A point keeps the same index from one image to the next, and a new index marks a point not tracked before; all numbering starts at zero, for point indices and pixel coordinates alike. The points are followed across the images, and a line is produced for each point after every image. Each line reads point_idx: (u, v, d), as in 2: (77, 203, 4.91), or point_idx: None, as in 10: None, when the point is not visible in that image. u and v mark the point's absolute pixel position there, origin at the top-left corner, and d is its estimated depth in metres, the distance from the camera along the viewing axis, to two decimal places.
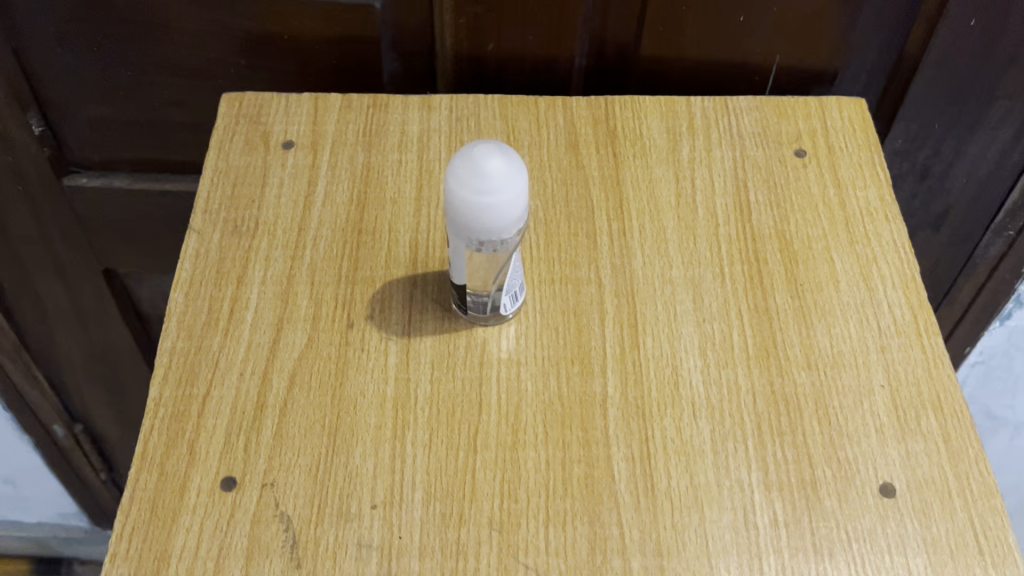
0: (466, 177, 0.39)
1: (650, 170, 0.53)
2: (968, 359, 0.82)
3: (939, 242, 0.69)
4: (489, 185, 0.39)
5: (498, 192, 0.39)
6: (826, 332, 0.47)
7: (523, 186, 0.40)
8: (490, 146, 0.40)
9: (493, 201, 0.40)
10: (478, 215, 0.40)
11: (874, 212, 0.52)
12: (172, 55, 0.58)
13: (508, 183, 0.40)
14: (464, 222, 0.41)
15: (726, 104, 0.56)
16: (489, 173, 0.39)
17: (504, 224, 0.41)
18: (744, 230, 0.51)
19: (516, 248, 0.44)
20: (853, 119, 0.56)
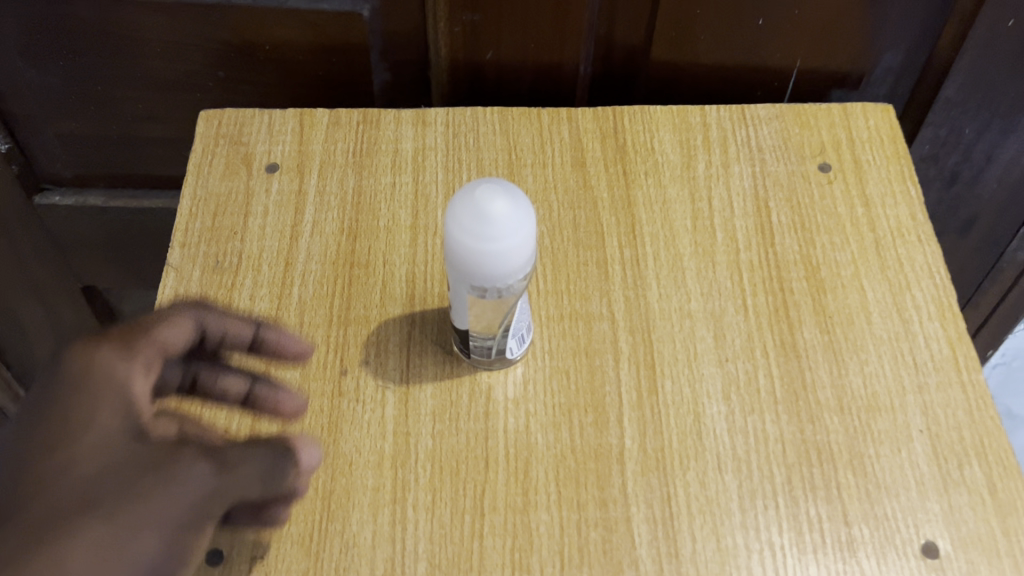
0: (465, 221, 0.35)
1: (663, 190, 0.49)
2: (990, 361, 0.79)
3: (965, 248, 0.65)
4: (491, 232, 0.35)
5: (503, 240, 0.35)
6: (859, 371, 0.44)
7: (531, 230, 0.36)
8: (494, 186, 0.36)
9: (497, 249, 0.35)
10: (479, 262, 0.36)
11: (906, 232, 0.48)
12: (145, 68, 0.55)
13: (514, 229, 0.35)
14: (463, 264, 0.37)
15: (744, 114, 0.52)
16: (493, 219, 0.35)
17: (507, 272, 0.37)
18: (767, 256, 0.47)
19: (523, 292, 0.40)
20: (880, 128, 0.52)
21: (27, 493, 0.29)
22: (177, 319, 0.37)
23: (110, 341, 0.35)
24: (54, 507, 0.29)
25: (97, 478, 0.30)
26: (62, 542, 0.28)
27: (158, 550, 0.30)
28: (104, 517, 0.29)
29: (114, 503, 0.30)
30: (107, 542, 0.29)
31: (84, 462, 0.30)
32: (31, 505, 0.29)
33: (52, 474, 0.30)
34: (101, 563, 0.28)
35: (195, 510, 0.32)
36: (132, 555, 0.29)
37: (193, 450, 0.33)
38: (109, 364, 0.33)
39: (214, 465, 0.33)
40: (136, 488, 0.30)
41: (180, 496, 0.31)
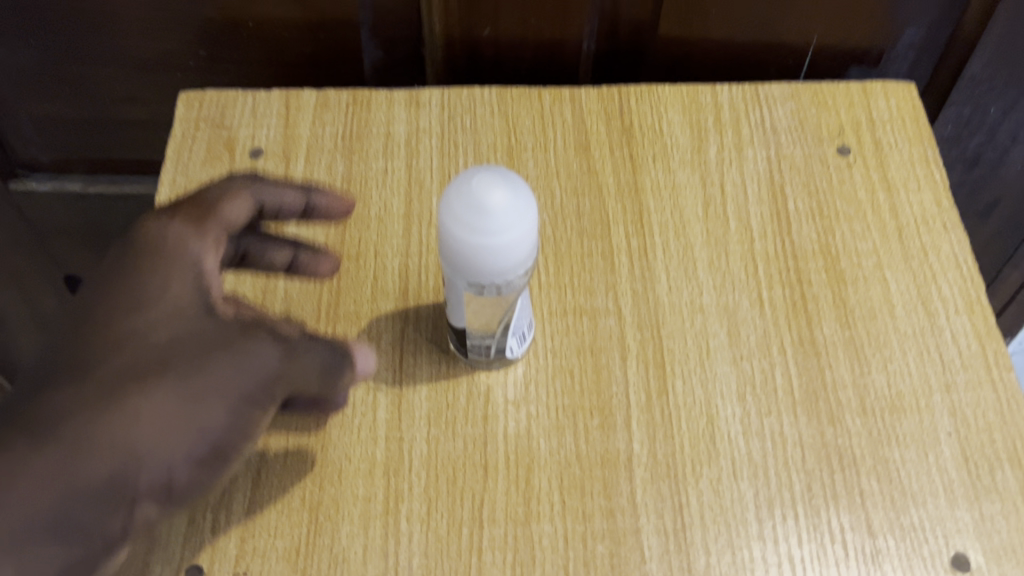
0: (461, 214, 0.32)
1: (672, 175, 0.46)
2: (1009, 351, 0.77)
3: (987, 234, 0.63)
4: (489, 225, 0.32)
5: (503, 234, 0.32)
6: (883, 369, 0.41)
7: (533, 221, 0.34)
8: (493, 174, 0.33)
9: (497, 243, 0.33)
10: (476, 258, 0.33)
11: (931, 220, 0.45)
12: (122, 47, 0.52)
13: (514, 222, 0.32)
14: (459, 259, 0.34)
15: (757, 93, 0.49)
16: (492, 212, 0.32)
17: (507, 267, 0.34)
18: (784, 246, 0.44)
19: (524, 288, 0.37)
20: (902, 108, 0.49)
21: (104, 350, 0.30)
22: (237, 193, 0.37)
23: (184, 214, 0.35)
24: (129, 367, 0.30)
25: (170, 346, 0.31)
26: (135, 398, 0.30)
27: (225, 422, 0.31)
28: (173, 385, 0.30)
29: (184, 373, 0.30)
30: (176, 407, 0.30)
31: (159, 329, 0.31)
32: (108, 363, 0.30)
33: (128, 337, 0.31)
34: (168, 425, 0.30)
35: (262, 391, 0.32)
36: (198, 422, 0.30)
37: (266, 332, 0.33)
38: (178, 237, 0.34)
39: (285, 350, 0.33)
40: (205, 360, 0.31)
41: (248, 375, 0.31)
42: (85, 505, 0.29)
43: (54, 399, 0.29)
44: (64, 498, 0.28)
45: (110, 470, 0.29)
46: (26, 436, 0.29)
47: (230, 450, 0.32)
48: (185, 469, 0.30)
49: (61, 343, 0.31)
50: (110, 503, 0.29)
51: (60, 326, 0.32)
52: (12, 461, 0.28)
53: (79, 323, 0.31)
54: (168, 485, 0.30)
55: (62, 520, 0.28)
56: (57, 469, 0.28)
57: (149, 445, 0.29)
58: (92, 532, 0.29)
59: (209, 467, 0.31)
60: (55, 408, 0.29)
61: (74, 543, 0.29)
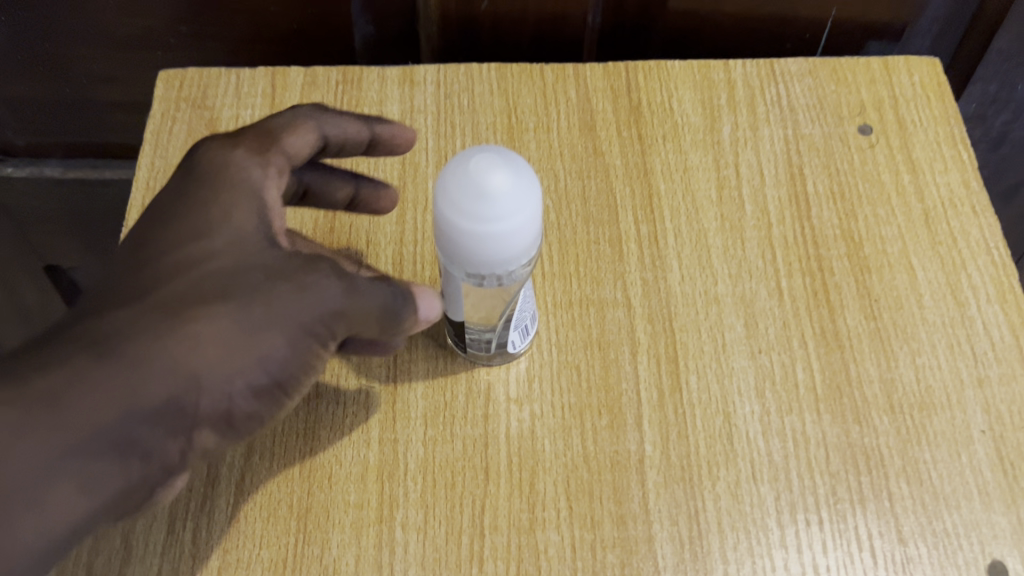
0: (457, 198, 0.30)
1: (683, 157, 0.44)
2: None
3: (1010, 218, 0.60)
4: (486, 212, 0.29)
5: (504, 221, 0.30)
6: (910, 363, 0.38)
7: (536, 208, 0.31)
8: (494, 156, 0.30)
9: (498, 231, 0.30)
10: (472, 247, 0.31)
11: (959, 203, 0.42)
12: (97, 24, 0.49)
13: (515, 210, 0.30)
14: (455, 247, 0.31)
15: (773, 69, 0.46)
16: (494, 196, 0.29)
17: (508, 257, 0.31)
18: (803, 231, 0.41)
19: (527, 278, 0.35)
20: (927, 84, 0.46)
21: (167, 274, 0.30)
22: (298, 126, 0.35)
23: (248, 144, 0.33)
24: (192, 290, 0.29)
25: (235, 272, 0.30)
26: (197, 322, 0.29)
27: (287, 352, 0.30)
28: (237, 310, 0.29)
29: (248, 298, 0.30)
30: (239, 333, 0.29)
31: (222, 257, 0.30)
32: (172, 286, 0.29)
33: (190, 262, 0.30)
34: (229, 351, 0.29)
35: (324, 324, 0.31)
36: (259, 351, 0.30)
37: (330, 266, 0.32)
38: (240, 165, 0.32)
39: (347, 286, 0.32)
40: (268, 287, 0.30)
41: (311, 306, 0.31)
42: (146, 424, 0.28)
43: (116, 318, 0.29)
44: (125, 415, 0.28)
45: (172, 390, 0.28)
46: (88, 352, 0.28)
47: (289, 381, 0.31)
48: (245, 396, 0.30)
49: (123, 265, 0.30)
50: (170, 424, 0.29)
51: (120, 250, 0.31)
52: (74, 374, 0.27)
53: (140, 247, 0.31)
54: (226, 410, 0.30)
55: (120, 439, 0.28)
56: (122, 385, 0.28)
57: (211, 367, 0.29)
58: (150, 453, 0.29)
59: (266, 397, 0.31)
60: (117, 327, 0.28)
61: (133, 463, 0.28)
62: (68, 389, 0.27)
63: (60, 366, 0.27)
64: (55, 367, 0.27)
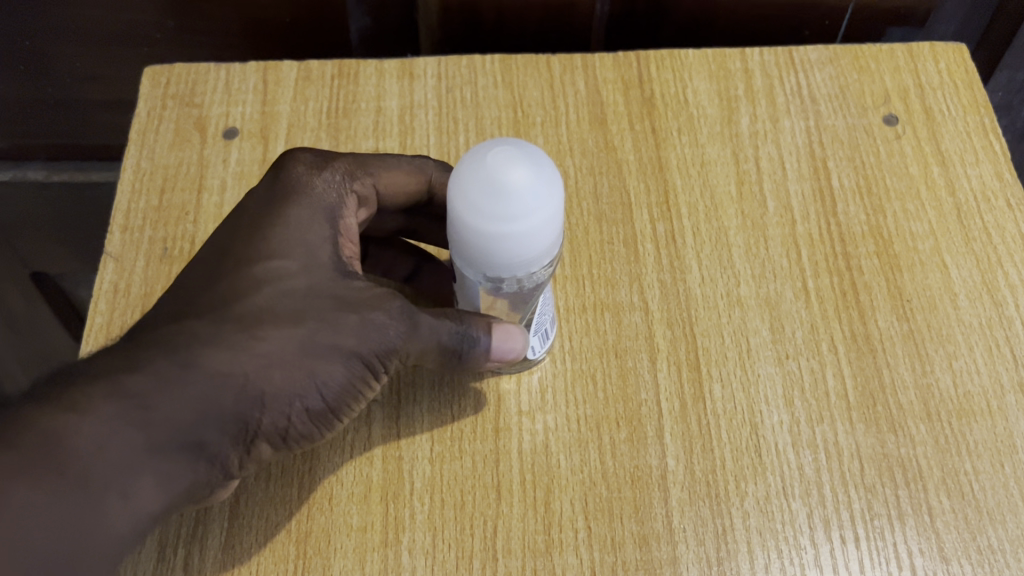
0: (475, 196, 0.27)
1: (700, 151, 0.41)
2: None
3: None
4: (505, 211, 0.27)
5: (524, 218, 0.27)
6: (947, 367, 0.36)
7: (557, 204, 0.28)
8: (510, 150, 0.27)
9: (517, 230, 0.27)
10: (489, 250, 0.28)
11: (992, 197, 0.40)
12: (79, 19, 0.47)
13: (535, 207, 0.27)
14: (470, 249, 0.29)
15: (792, 57, 0.44)
16: (511, 193, 0.27)
17: (529, 258, 0.29)
18: (830, 228, 0.39)
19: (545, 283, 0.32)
20: (954, 72, 0.44)
21: (241, 289, 0.30)
22: (402, 168, 0.37)
23: (339, 167, 0.35)
24: (266, 309, 0.30)
25: (306, 297, 0.30)
26: (268, 340, 0.29)
27: (343, 380, 0.30)
28: (303, 335, 0.29)
29: (316, 324, 0.30)
30: (302, 357, 0.29)
31: (295, 279, 0.31)
32: (245, 302, 0.30)
33: (265, 279, 0.30)
34: (292, 373, 0.29)
35: (381, 356, 0.31)
36: (318, 376, 0.30)
37: (401, 301, 0.32)
38: (325, 187, 0.34)
39: (411, 326, 0.31)
40: (334, 315, 0.30)
41: (371, 338, 0.30)
42: (214, 432, 0.28)
43: (194, 327, 0.29)
44: (197, 422, 0.28)
45: (238, 406, 0.29)
46: (170, 356, 0.28)
47: (341, 407, 0.31)
48: (301, 416, 0.30)
49: (204, 272, 0.31)
50: (232, 435, 0.29)
51: (200, 258, 0.32)
52: (158, 375, 0.27)
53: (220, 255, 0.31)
54: (281, 430, 0.30)
55: (190, 444, 0.28)
56: (198, 392, 0.28)
57: (275, 386, 0.29)
58: (214, 459, 0.29)
59: (317, 420, 0.31)
60: (195, 336, 0.29)
61: (199, 466, 0.29)
62: (153, 392, 0.27)
63: (145, 366, 0.27)
64: (141, 367, 0.27)
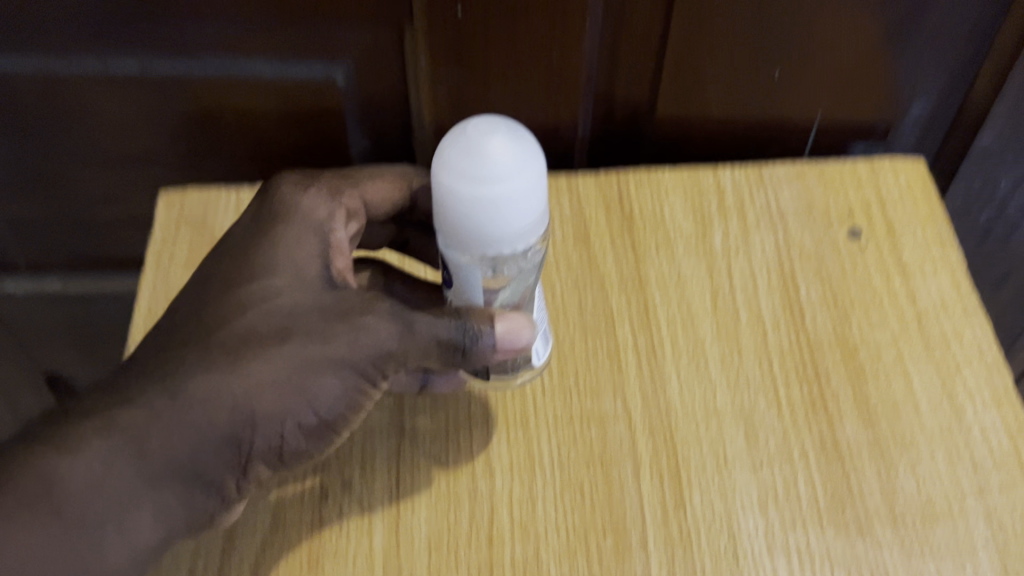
0: (459, 162, 0.31)
1: (677, 265, 0.44)
2: None
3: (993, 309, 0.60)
4: (487, 171, 0.31)
5: (512, 181, 0.31)
6: (911, 472, 0.38)
7: (538, 176, 0.32)
8: (492, 125, 0.31)
9: (506, 196, 0.31)
10: (473, 219, 0.31)
11: (950, 305, 0.43)
12: (99, 148, 0.50)
13: (514, 170, 0.31)
14: (463, 231, 0.32)
15: (761, 175, 0.47)
16: (489, 155, 0.31)
17: (512, 229, 0.32)
18: (798, 339, 0.42)
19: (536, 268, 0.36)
20: (912, 185, 0.47)
21: (230, 313, 0.34)
22: (384, 179, 0.42)
23: (322, 187, 0.39)
24: (252, 329, 0.34)
25: (291, 314, 0.34)
26: (259, 361, 0.33)
27: (338, 391, 0.34)
28: (293, 351, 0.33)
29: (303, 340, 0.34)
30: (293, 374, 0.33)
31: (282, 295, 0.35)
32: (234, 324, 0.34)
33: (254, 299, 0.35)
34: (285, 391, 0.33)
35: (374, 363, 0.34)
36: (310, 393, 0.34)
37: (387, 306, 0.35)
38: (309, 207, 0.38)
39: (402, 329, 0.35)
40: (322, 329, 0.34)
41: (361, 348, 0.34)
42: (211, 457, 0.33)
43: (186, 354, 0.33)
44: (192, 450, 0.32)
45: (231, 428, 0.33)
46: (161, 387, 0.32)
47: (338, 419, 0.35)
48: (294, 431, 0.34)
49: (191, 303, 0.35)
50: (229, 455, 0.33)
51: (192, 285, 0.37)
52: (149, 411, 0.32)
53: (211, 282, 0.36)
54: (278, 446, 0.34)
55: (187, 467, 0.33)
56: (187, 423, 0.32)
57: (267, 407, 0.33)
58: (212, 483, 0.34)
59: (314, 434, 0.35)
60: (184, 360, 0.33)
61: (197, 491, 0.34)
62: (145, 425, 0.32)
63: (139, 401, 0.32)
64: (134, 404, 0.32)
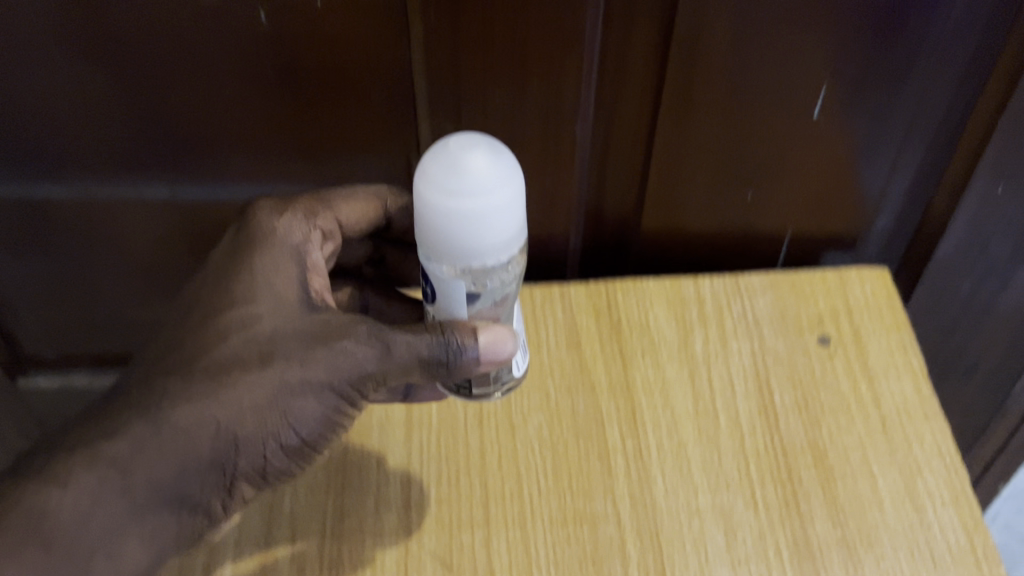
0: (441, 175, 0.34)
1: (661, 371, 0.48)
2: (989, 514, 0.76)
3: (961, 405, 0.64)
4: (466, 185, 0.34)
5: (492, 193, 0.34)
6: (876, 569, 0.42)
7: (514, 190, 0.35)
8: (473, 141, 0.34)
9: (488, 208, 0.34)
10: (453, 229, 0.34)
11: (912, 409, 0.47)
12: (130, 258, 0.55)
13: (490, 183, 0.34)
14: (446, 244, 0.35)
15: (738, 284, 0.52)
16: (467, 170, 0.33)
17: (488, 239, 0.35)
18: (773, 441, 0.46)
19: (513, 278, 0.39)
20: (877, 294, 0.51)
21: (213, 339, 0.38)
22: (357, 198, 0.45)
23: (299, 210, 0.43)
24: (232, 357, 0.38)
25: (271, 338, 0.38)
26: (238, 385, 0.37)
27: (317, 411, 0.38)
28: (273, 376, 0.37)
29: (282, 365, 0.37)
30: (275, 398, 0.37)
31: (262, 321, 0.39)
32: (216, 350, 0.38)
33: (235, 325, 0.38)
34: (266, 414, 0.37)
35: (353, 383, 0.38)
36: (290, 414, 0.38)
37: (366, 329, 0.38)
38: (284, 231, 0.41)
39: (381, 351, 0.38)
40: (301, 353, 0.38)
41: (339, 371, 0.38)
42: (196, 483, 0.37)
43: (169, 384, 0.37)
44: (176, 478, 0.37)
45: (215, 454, 0.37)
46: (146, 419, 0.36)
47: (317, 439, 0.39)
48: (277, 451, 0.39)
49: (173, 331, 0.39)
50: (213, 478, 0.38)
51: (176, 312, 0.40)
52: (131, 442, 0.36)
53: (192, 310, 0.40)
54: (261, 466, 0.39)
55: (172, 487, 0.37)
56: (169, 450, 0.36)
57: (248, 431, 0.37)
58: (197, 503, 0.38)
59: (294, 453, 0.39)
60: (166, 392, 0.37)
61: (185, 513, 0.38)
62: (129, 456, 0.36)
63: (124, 433, 0.36)
64: (120, 436, 0.36)
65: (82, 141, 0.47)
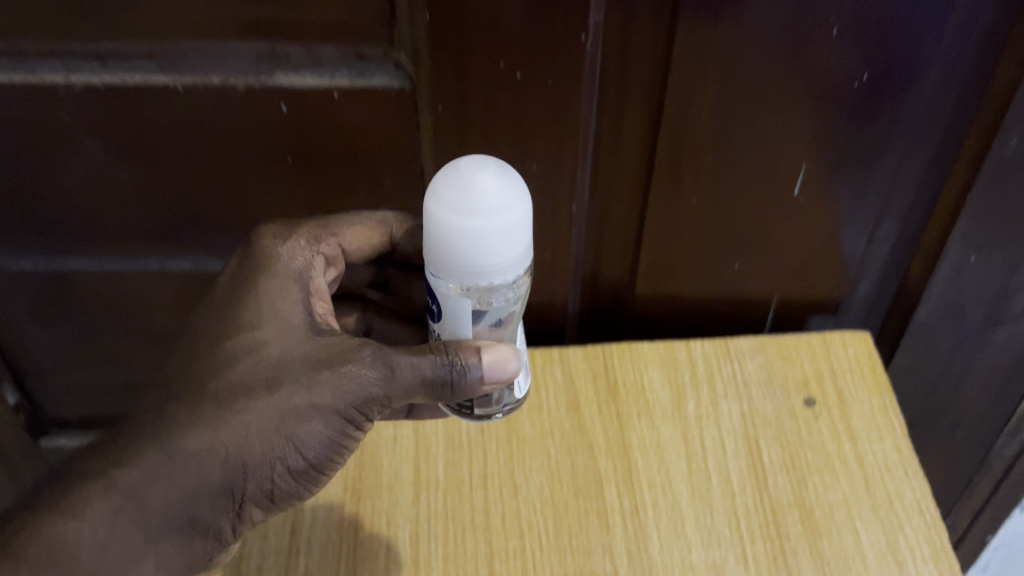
0: (449, 190, 0.36)
1: (656, 432, 0.51)
2: (976, 568, 0.78)
3: (944, 462, 0.66)
4: (469, 202, 0.36)
5: (499, 213, 0.36)
6: None
7: (515, 217, 0.37)
8: (485, 165, 0.37)
9: (487, 228, 0.36)
10: (453, 242, 0.37)
11: (894, 467, 0.49)
12: (152, 324, 0.58)
13: (491, 204, 0.36)
14: (452, 260, 0.37)
15: (728, 348, 0.55)
16: (473, 188, 0.36)
17: (485, 258, 0.37)
18: (762, 499, 0.48)
19: (514, 299, 0.41)
20: (860, 356, 0.54)
21: (221, 366, 0.40)
22: (359, 224, 0.46)
23: (304, 235, 0.45)
24: (240, 383, 0.40)
25: (278, 361, 0.40)
26: (247, 409, 0.39)
27: (323, 434, 0.40)
28: (280, 400, 0.39)
29: (289, 388, 0.39)
30: (281, 422, 0.39)
31: (269, 345, 0.40)
32: (225, 375, 0.40)
33: (242, 350, 0.40)
34: (274, 436, 0.39)
35: (359, 407, 0.40)
36: (297, 437, 0.39)
37: (371, 351, 0.40)
38: (288, 255, 0.43)
39: (386, 374, 0.40)
40: (307, 378, 0.39)
41: (345, 395, 0.39)
42: (206, 506, 0.39)
43: (179, 411, 0.39)
44: (187, 502, 0.38)
45: (224, 477, 0.39)
46: (158, 447, 0.38)
47: (323, 460, 0.41)
48: (285, 475, 0.40)
49: (179, 360, 0.41)
50: (223, 501, 0.39)
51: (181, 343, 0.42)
52: (144, 469, 0.38)
53: (198, 337, 0.42)
54: (268, 490, 0.40)
55: (183, 509, 0.38)
56: (181, 476, 0.38)
57: (256, 455, 0.39)
58: (209, 526, 0.40)
59: (301, 475, 0.41)
60: (175, 419, 0.39)
61: (197, 536, 0.40)
62: (143, 483, 0.38)
63: (139, 461, 0.38)
64: (135, 464, 0.38)
65: (110, 216, 0.50)
